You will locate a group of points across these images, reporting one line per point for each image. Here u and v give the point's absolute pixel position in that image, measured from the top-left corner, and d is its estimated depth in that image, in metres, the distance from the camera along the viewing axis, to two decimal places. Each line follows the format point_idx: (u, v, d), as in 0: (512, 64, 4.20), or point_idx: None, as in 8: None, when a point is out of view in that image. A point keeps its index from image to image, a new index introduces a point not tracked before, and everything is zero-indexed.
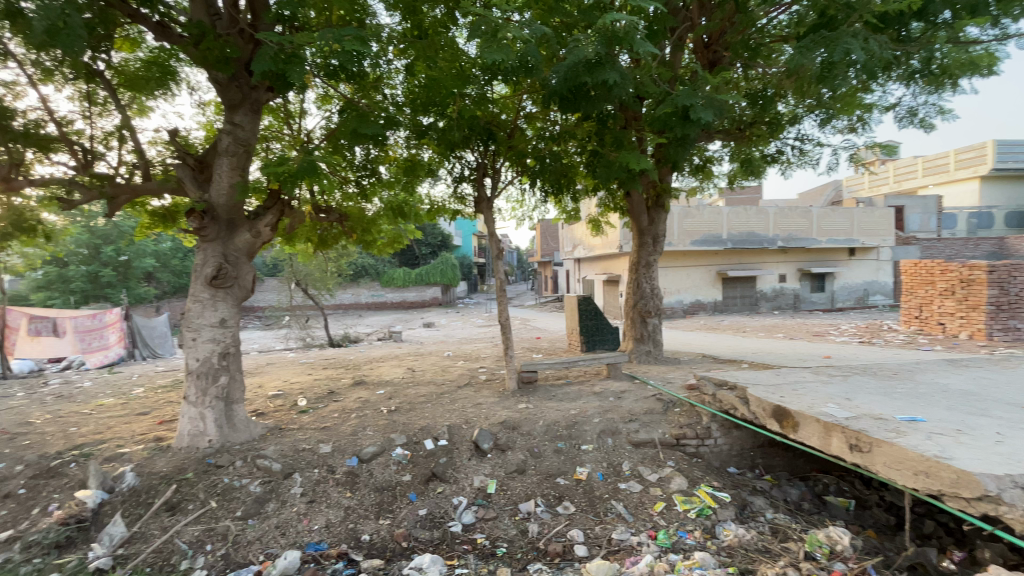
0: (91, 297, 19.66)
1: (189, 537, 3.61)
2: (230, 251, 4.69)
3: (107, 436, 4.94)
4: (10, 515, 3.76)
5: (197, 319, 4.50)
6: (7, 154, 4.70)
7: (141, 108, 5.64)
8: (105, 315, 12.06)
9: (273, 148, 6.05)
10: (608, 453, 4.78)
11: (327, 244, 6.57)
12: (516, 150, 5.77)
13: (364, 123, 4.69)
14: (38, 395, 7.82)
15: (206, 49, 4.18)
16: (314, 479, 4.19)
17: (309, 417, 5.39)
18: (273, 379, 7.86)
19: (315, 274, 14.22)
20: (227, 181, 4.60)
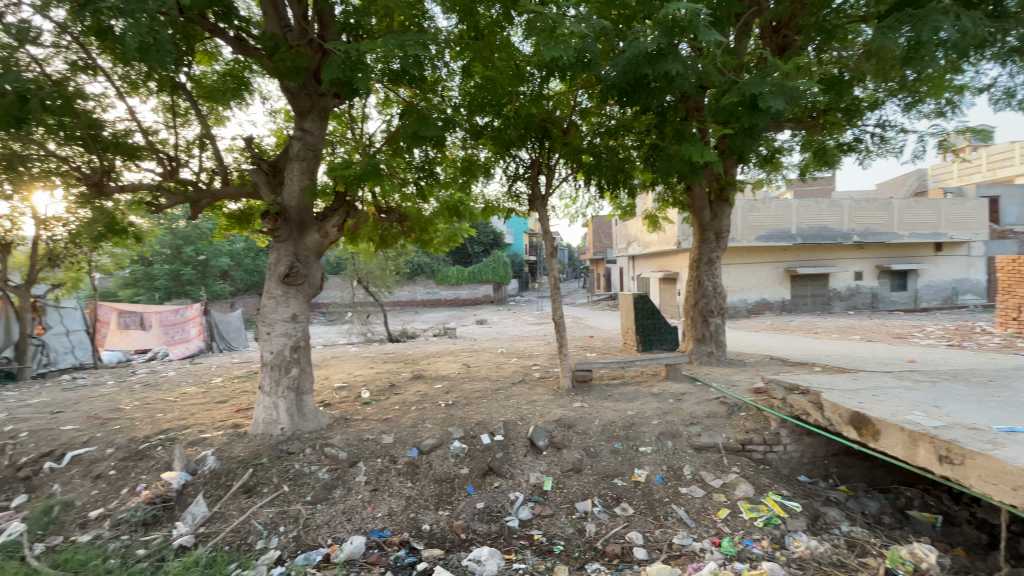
0: (175, 294, 21.42)
1: (264, 519, 3.84)
2: (301, 250, 4.95)
3: (191, 422, 5.36)
4: (103, 493, 4.15)
5: (271, 314, 4.79)
6: (102, 163, 5.15)
7: (219, 118, 6.05)
8: (186, 310, 13.12)
9: (336, 152, 6.31)
10: (667, 456, 4.65)
11: (387, 243, 6.80)
12: (571, 147, 5.70)
13: (424, 125, 4.81)
14: (132, 382, 8.62)
15: (278, 60, 4.41)
16: (377, 469, 4.35)
17: (372, 408, 5.61)
18: (338, 371, 8.26)
19: (375, 272, 14.80)
20: (298, 185, 4.87)
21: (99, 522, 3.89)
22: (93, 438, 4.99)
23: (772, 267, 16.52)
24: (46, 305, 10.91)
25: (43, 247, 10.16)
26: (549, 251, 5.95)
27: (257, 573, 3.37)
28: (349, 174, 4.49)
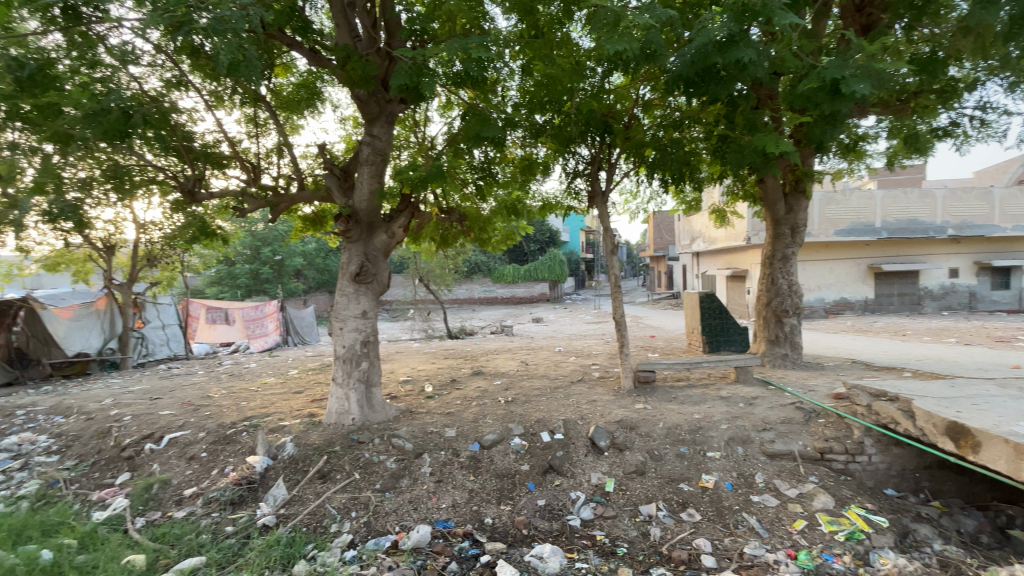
0: (254, 291, 23.13)
1: (337, 504, 4.05)
2: (370, 250, 5.18)
3: (271, 411, 5.76)
4: (198, 472, 4.54)
5: (344, 311, 5.06)
6: (194, 172, 5.62)
7: (294, 126, 6.44)
8: (265, 306, 14.12)
9: (402, 155, 6.54)
10: (738, 463, 4.45)
11: (448, 242, 6.94)
12: (633, 141, 5.59)
13: (486, 126, 4.89)
14: (219, 372, 9.40)
15: (350, 69, 4.63)
16: (441, 461, 4.49)
17: (435, 402, 5.79)
18: (403, 366, 8.61)
19: (436, 271, 15.25)
20: (368, 188, 5.09)
21: (192, 499, 4.23)
22: (187, 424, 5.48)
23: (851, 264, 15.33)
24: (147, 302, 12.10)
25: (144, 249, 11.26)
26: (611, 249, 5.86)
27: (332, 554, 3.54)
28: (414, 176, 4.64)
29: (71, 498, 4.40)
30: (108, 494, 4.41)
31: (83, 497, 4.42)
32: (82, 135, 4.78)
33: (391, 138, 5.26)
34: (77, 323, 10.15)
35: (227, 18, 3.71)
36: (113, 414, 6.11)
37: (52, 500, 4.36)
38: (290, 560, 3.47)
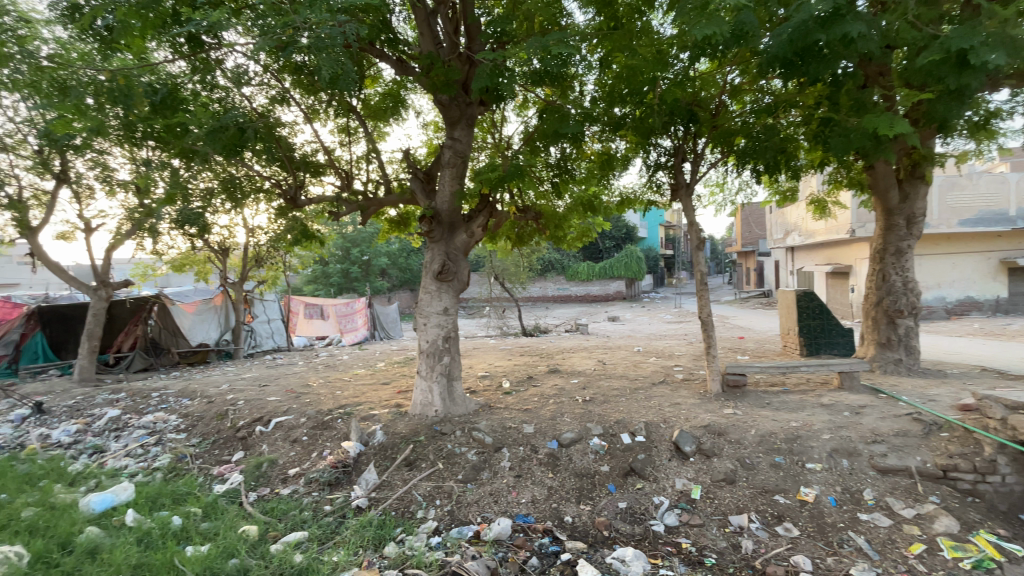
0: (345, 289, 24.89)
1: (423, 491, 4.23)
2: (451, 249, 5.35)
3: (362, 400, 6.16)
4: (300, 454, 4.96)
5: (427, 307, 5.27)
6: (295, 180, 6.13)
7: (380, 133, 6.81)
8: (355, 303, 15.26)
9: (482, 156, 6.67)
10: (842, 476, 4.07)
11: (524, 240, 6.98)
12: (720, 130, 5.31)
13: (565, 122, 4.86)
14: (316, 363, 10.21)
15: (433, 74, 4.80)
16: (520, 456, 4.53)
17: (513, 398, 5.87)
18: (480, 361, 8.82)
19: (510, 268, 15.49)
20: (449, 190, 5.26)
21: (295, 478, 4.62)
22: (290, 410, 6.01)
23: (979, 259, 13.44)
24: (255, 298, 13.42)
25: (253, 251, 12.48)
26: (695, 245, 5.59)
27: (419, 539, 3.69)
28: (493, 176, 4.72)
29: (196, 470, 4.97)
30: (225, 469, 4.94)
31: (206, 471, 4.99)
32: (203, 150, 5.38)
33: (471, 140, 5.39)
34: (198, 316, 11.59)
35: (329, 35, 3.82)
36: (229, 398, 6.84)
37: (182, 471, 4.95)
38: (381, 541, 3.67)
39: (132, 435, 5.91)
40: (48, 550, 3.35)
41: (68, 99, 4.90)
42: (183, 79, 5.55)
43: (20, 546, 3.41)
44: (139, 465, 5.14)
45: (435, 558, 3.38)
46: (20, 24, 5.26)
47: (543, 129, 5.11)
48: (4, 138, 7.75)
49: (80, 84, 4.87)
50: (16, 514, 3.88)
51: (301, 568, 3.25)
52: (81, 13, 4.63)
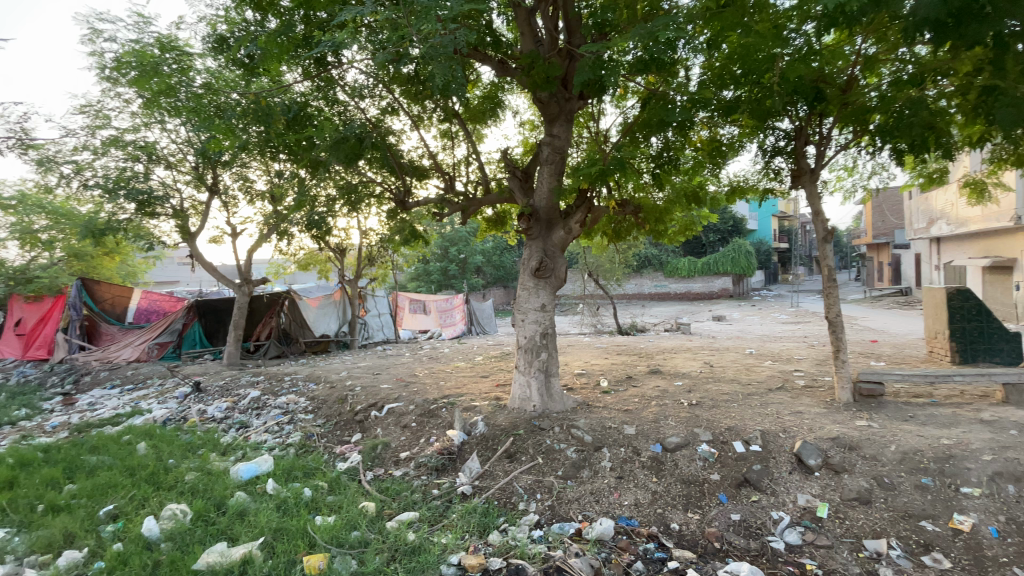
0: (444, 286, 26.21)
1: (523, 484, 4.27)
2: (549, 246, 5.36)
3: (464, 391, 6.42)
4: (410, 439, 5.30)
5: (525, 303, 5.34)
6: (403, 184, 6.53)
7: (479, 135, 7.02)
8: (454, 299, 15.89)
9: (579, 151, 6.60)
10: (1009, 506, 3.47)
11: (621, 236, 6.71)
12: (852, 107, 4.80)
13: (671, 110, 4.60)
14: (421, 355, 10.84)
15: (534, 72, 4.82)
16: (622, 457, 4.42)
17: (613, 398, 5.75)
18: (577, 359, 8.78)
19: (606, 265, 15.20)
20: (548, 186, 5.27)
21: (406, 462, 4.94)
22: (400, 398, 6.44)
23: None
24: (367, 294, 14.54)
25: (365, 250, 13.55)
26: (821, 237, 5.05)
27: (521, 530, 3.74)
28: (594, 170, 4.59)
29: (321, 448, 5.52)
30: (346, 449, 5.40)
31: (330, 449, 5.50)
32: (326, 159, 5.92)
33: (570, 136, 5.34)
34: (321, 309, 12.85)
35: (441, 43, 3.94)
36: (348, 385, 7.50)
37: (310, 448, 5.51)
38: (485, 529, 3.78)
39: (269, 414, 6.72)
40: (208, 509, 3.94)
41: (219, 120, 5.64)
42: (308, 97, 6.14)
43: (187, 503, 4.04)
44: (275, 440, 5.82)
45: (538, 550, 3.42)
46: (181, 60, 6.17)
47: (643, 118, 5.01)
48: (169, 158, 9.19)
49: (229, 107, 5.60)
50: (183, 476, 4.61)
51: (412, 546, 3.45)
52: (227, 45, 5.32)
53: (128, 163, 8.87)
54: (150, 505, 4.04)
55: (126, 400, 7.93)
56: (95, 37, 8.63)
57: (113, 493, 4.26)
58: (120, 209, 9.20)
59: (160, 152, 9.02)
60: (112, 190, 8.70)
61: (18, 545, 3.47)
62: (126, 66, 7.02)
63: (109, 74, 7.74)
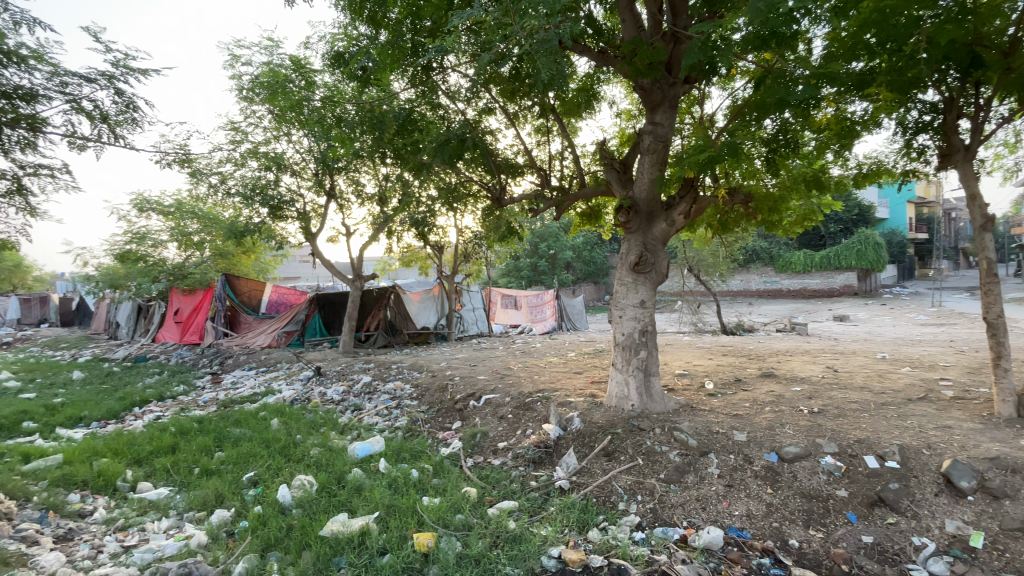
0: (535, 282, 26.55)
1: (623, 483, 4.14)
2: (649, 239, 5.17)
3: (559, 387, 6.43)
4: (508, 430, 5.42)
5: (623, 299, 5.18)
6: (499, 181, 6.63)
7: (574, 128, 6.95)
8: (544, 294, 16.29)
9: (682, 139, 6.26)
10: None
11: (727, 228, 6.24)
12: (1019, 72, 4.04)
13: (791, 88, 4.17)
14: (514, 349, 11.03)
15: (637, 60, 4.61)
16: (731, 465, 4.14)
17: (720, 401, 5.40)
18: (677, 358, 8.38)
19: (708, 259, 14.37)
20: (648, 177, 5.08)
21: (504, 452, 5.04)
22: (497, 389, 6.62)
23: None
24: (463, 289, 15.12)
25: (462, 247, 14.10)
26: (978, 224, 4.31)
27: (622, 530, 3.65)
28: (702, 157, 4.26)
29: (425, 433, 5.84)
30: (448, 436, 5.66)
31: (433, 435, 5.80)
32: (431, 161, 6.15)
33: (673, 123, 5.11)
34: (422, 303, 13.62)
35: (545, 38, 3.90)
36: (448, 375, 7.88)
37: (415, 432, 5.86)
38: (585, 526, 3.73)
39: (379, 398, 7.26)
40: (330, 482, 4.35)
41: (338, 130, 6.11)
42: (413, 103, 6.41)
43: (313, 475, 4.50)
44: (384, 423, 6.27)
45: (641, 553, 3.33)
46: (305, 78, 6.81)
47: (755, 99, 4.59)
48: (295, 166, 10.27)
49: (347, 117, 6.09)
50: (308, 451, 5.13)
51: (514, 535, 3.52)
52: (343, 60, 5.78)
53: (262, 172, 10.06)
54: (282, 474, 4.56)
55: (261, 381, 9.03)
56: (235, 62, 9.84)
57: (253, 461, 4.87)
58: (255, 213, 10.45)
59: (287, 161, 10.11)
60: (249, 197, 9.93)
61: (182, 501, 4.10)
62: (261, 86, 7.95)
63: (246, 94, 8.80)
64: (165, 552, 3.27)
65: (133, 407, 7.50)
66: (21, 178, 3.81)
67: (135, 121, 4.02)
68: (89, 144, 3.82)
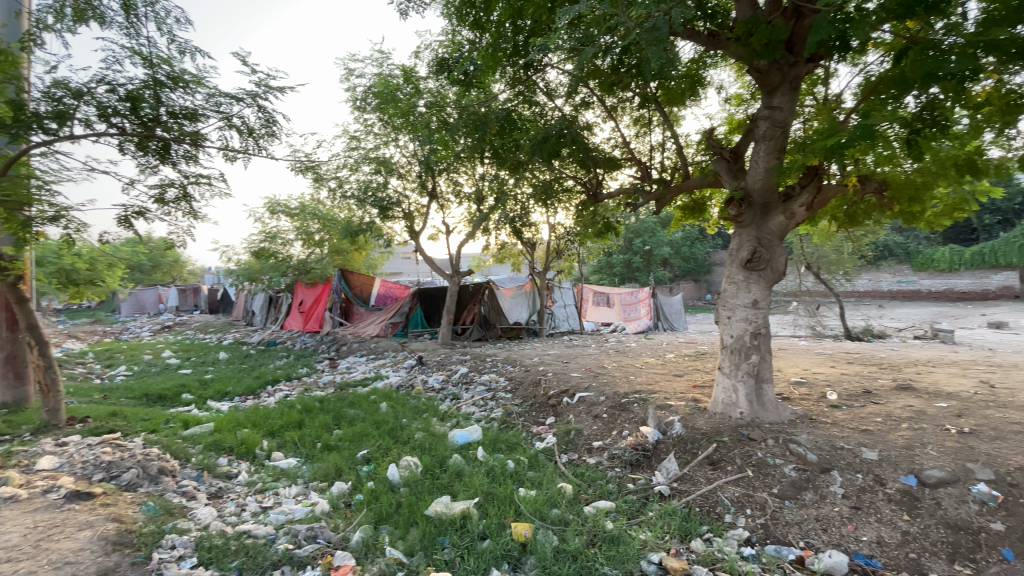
0: (628, 278, 25.91)
1: (731, 495, 3.87)
2: (764, 234, 4.78)
3: (658, 389, 6.20)
4: (603, 429, 5.35)
5: (733, 299, 4.86)
6: (596, 176, 6.51)
7: (677, 117, 6.63)
8: (639, 292, 15.87)
9: (803, 123, 5.69)
10: None
11: (856, 220, 5.53)
12: None
13: (941, 60, 3.58)
14: (608, 348, 10.85)
15: (753, 41, 4.25)
16: (858, 485, 3.72)
17: (845, 414, 4.85)
18: (791, 365, 7.68)
19: (829, 255, 12.97)
20: (764, 166, 4.73)
21: (599, 451, 4.97)
22: (591, 387, 6.56)
23: None
24: (555, 286, 15.17)
25: (555, 243, 14.14)
26: None
27: (729, 544, 3.43)
28: (828, 143, 3.79)
29: (520, 426, 5.95)
30: (542, 430, 5.70)
31: (528, 428, 5.88)
32: (528, 159, 6.16)
33: (794, 105, 4.71)
34: (515, 299, 13.90)
35: (655, 27, 3.72)
36: (541, 371, 7.96)
37: (510, 424, 6.01)
38: (687, 534, 3.55)
39: (476, 389, 7.53)
40: (433, 465, 4.61)
41: (442, 133, 6.37)
42: (512, 102, 6.49)
43: (418, 458, 4.80)
44: (481, 413, 6.50)
45: (750, 569, 3.12)
46: (411, 86, 7.21)
47: (892, 75, 4.01)
48: (401, 169, 10.96)
49: (451, 121, 6.36)
50: (413, 435, 5.47)
51: (612, 535, 3.46)
52: (446, 67, 6.03)
53: (373, 176, 10.87)
54: (391, 454, 4.92)
55: (370, 367, 9.81)
56: (349, 76, 10.82)
57: (365, 440, 5.31)
58: (366, 213, 11.34)
59: (394, 164, 10.83)
60: (362, 199, 10.80)
61: (307, 471, 4.59)
62: (372, 96, 8.59)
63: (359, 104, 9.57)
64: (295, 516, 3.69)
65: (266, 385, 8.54)
66: (185, 186, 4.46)
67: (274, 133, 4.50)
68: (238, 156, 4.34)
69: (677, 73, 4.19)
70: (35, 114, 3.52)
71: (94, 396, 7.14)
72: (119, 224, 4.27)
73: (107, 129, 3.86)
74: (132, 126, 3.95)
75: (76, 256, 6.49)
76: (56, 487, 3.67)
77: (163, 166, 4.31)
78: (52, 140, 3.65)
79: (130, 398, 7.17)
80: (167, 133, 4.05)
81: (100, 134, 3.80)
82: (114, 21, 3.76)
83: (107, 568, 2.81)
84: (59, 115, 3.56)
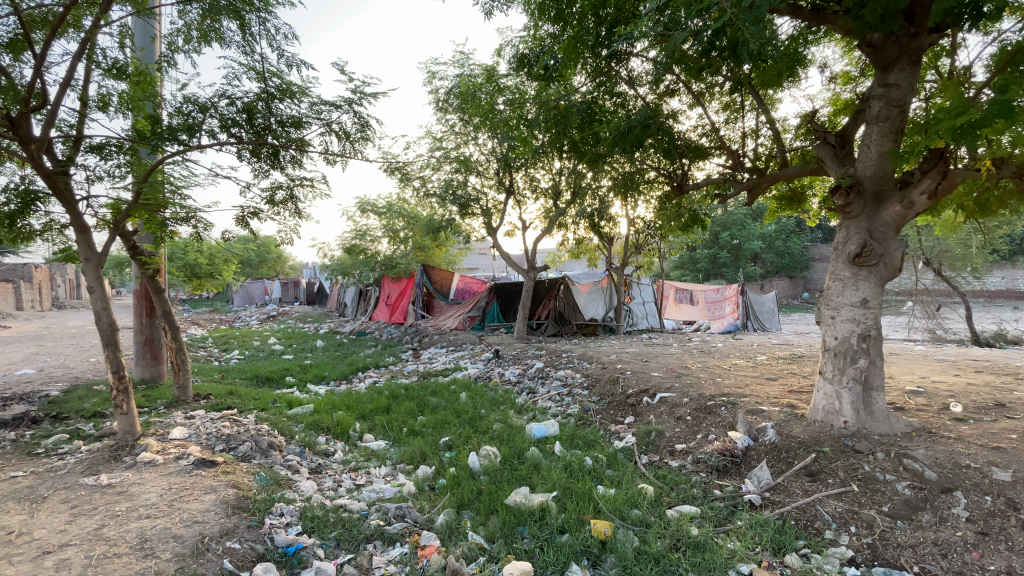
0: (713, 274, 24.59)
1: (832, 509, 3.55)
2: (876, 226, 4.32)
3: (747, 392, 5.84)
4: (686, 432, 5.16)
5: (838, 298, 4.45)
6: (681, 166, 6.20)
7: (772, 100, 6.17)
8: (726, 290, 14.93)
9: (923, 101, 5.06)
10: None
11: (988, 210, 4.85)
12: None
13: None
14: (691, 347, 10.42)
15: (865, 14, 3.83)
16: (986, 509, 3.28)
17: (972, 429, 4.27)
18: (906, 371, 6.88)
19: (954, 249, 11.47)
20: (876, 151, 4.28)
21: (682, 454, 4.78)
22: (672, 388, 6.34)
23: None
24: (634, 282, 14.76)
25: (634, 238, 13.76)
26: None
27: (829, 561, 3.15)
28: (953, 121, 3.31)
29: (597, 423, 5.86)
30: (621, 429, 5.60)
31: (605, 426, 5.78)
32: (609, 151, 5.98)
33: (915, 82, 4.19)
34: (591, 295, 13.73)
35: (753, 5, 3.41)
36: (619, 368, 7.81)
37: (587, 421, 5.95)
38: (781, 548, 3.31)
39: (552, 384, 7.56)
40: (511, 456, 4.70)
41: (522, 129, 6.39)
42: (592, 94, 6.30)
43: (497, 448, 4.91)
44: (558, 408, 6.52)
45: None
46: (491, 86, 7.32)
47: None
48: (480, 167, 11.23)
49: (529, 118, 6.38)
50: (491, 425, 5.61)
51: (697, 541, 3.33)
52: (526, 64, 6.05)
53: (454, 174, 11.23)
54: (471, 442, 5.08)
55: (450, 359, 10.18)
56: (432, 79, 11.25)
57: (447, 428, 5.53)
58: (447, 211, 11.74)
59: (474, 163, 11.10)
60: (444, 197, 11.22)
61: (395, 454, 4.88)
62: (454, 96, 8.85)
63: (441, 105, 9.92)
64: (384, 495, 3.93)
65: (357, 372, 9.14)
66: (292, 188, 4.88)
67: (367, 137, 4.77)
68: (337, 159, 4.68)
69: (777, 53, 3.85)
70: (171, 128, 4.01)
71: (214, 376, 8.08)
72: (237, 223, 4.77)
73: (227, 139, 4.29)
74: (248, 136, 4.36)
75: (199, 253, 7.34)
76: (186, 454, 4.21)
77: (273, 170, 4.75)
78: (184, 149, 4.15)
79: (244, 379, 8.04)
80: (277, 140, 4.46)
81: (221, 143, 4.24)
82: (232, 40, 4.18)
83: (227, 529, 3.15)
84: (189, 128, 4.02)
